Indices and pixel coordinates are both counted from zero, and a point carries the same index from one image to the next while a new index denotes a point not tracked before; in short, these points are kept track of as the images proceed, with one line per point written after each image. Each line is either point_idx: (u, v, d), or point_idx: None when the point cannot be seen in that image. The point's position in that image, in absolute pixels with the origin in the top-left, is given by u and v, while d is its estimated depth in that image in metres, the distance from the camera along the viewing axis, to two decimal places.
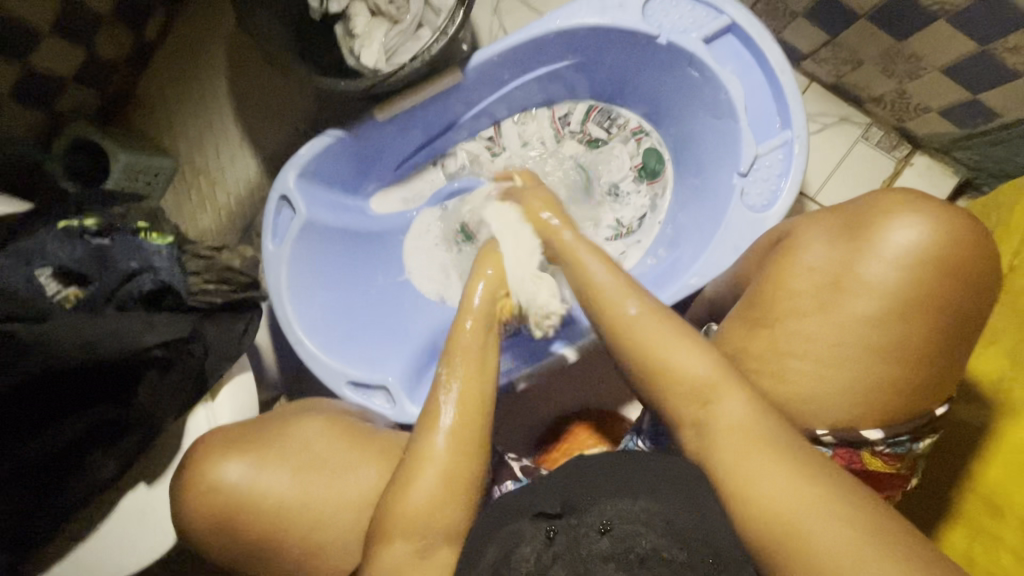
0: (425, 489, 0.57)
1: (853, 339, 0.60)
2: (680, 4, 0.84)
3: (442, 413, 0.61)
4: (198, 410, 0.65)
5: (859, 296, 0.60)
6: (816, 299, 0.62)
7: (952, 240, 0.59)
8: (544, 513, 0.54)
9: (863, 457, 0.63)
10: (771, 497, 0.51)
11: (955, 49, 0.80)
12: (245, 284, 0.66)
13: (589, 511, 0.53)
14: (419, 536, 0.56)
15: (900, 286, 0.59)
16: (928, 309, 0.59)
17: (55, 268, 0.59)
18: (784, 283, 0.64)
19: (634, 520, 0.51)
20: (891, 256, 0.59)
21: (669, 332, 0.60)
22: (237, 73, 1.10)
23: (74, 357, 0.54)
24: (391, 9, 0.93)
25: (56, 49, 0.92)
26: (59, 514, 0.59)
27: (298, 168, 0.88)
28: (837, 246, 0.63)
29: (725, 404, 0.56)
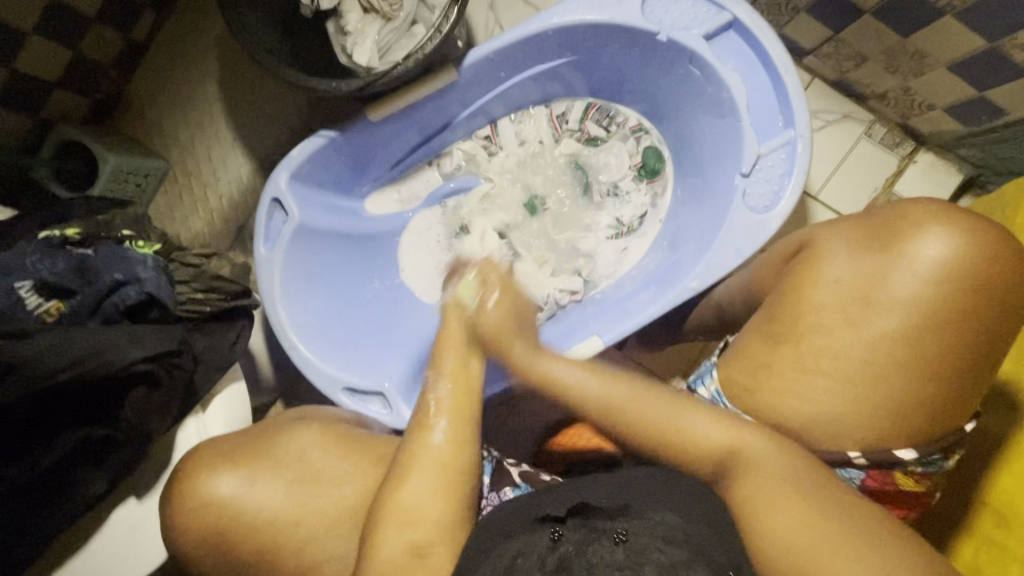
0: (421, 487, 0.56)
1: (880, 354, 0.59)
2: (681, 1, 0.82)
3: (442, 423, 0.59)
4: (188, 422, 0.64)
5: (887, 312, 0.59)
6: (843, 313, 0.61)
7: (979, 255, 0.58)
8: (550, 517, 0.55)
9: (897, 478, 0.61)
10: (778, 525, 0.51)
11: (962, 45, 0.78)
12: (235, 293, 0.65)
13: (603, 522, 0.53)
14: (418, 531, 0.55)
15: (929, 302, 0.58)
16: (956, 325, 0.58)
17: (35, 281, 0.56)
18: (808, 296, 0.63)
19: (652, 535, 0.50)
20: (921, 270, 0.59)
21: None
22: (227, 72, 1.07)
23: (59, 375, 0.51)
24: (384, 6, 0.91)
25: (40, 52, 0.90)
26: (42, 538, 0.57)
27: (290, 170, 0.86)
28: (863, 259, 0.62)
29: (745, 444, 0.55)
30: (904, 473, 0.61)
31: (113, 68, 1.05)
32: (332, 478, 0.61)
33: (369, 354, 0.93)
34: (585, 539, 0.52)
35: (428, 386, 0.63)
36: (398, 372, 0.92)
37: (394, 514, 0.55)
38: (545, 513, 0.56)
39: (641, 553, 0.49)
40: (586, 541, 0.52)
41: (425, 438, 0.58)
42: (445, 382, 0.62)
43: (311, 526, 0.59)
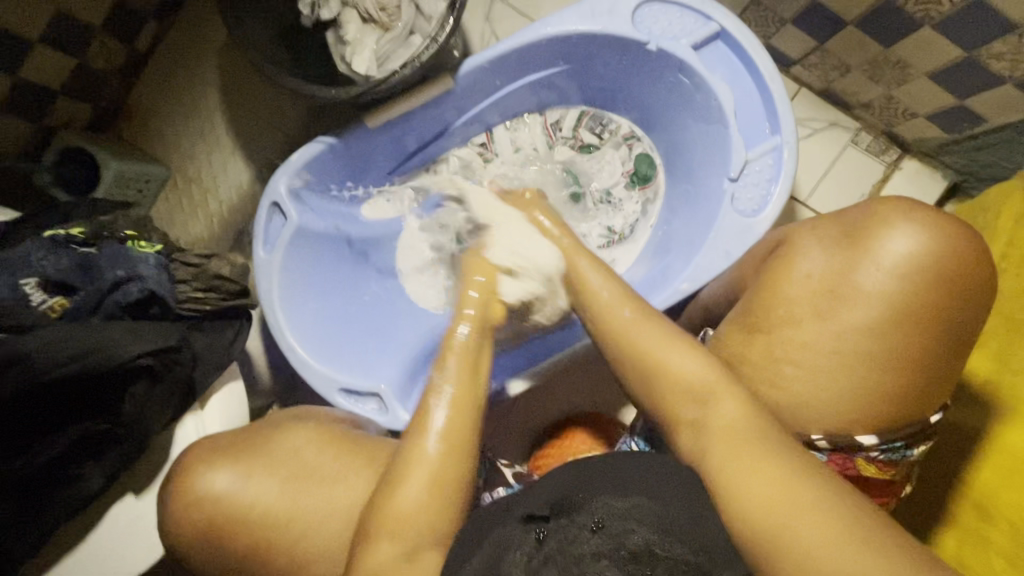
0: (414, 491, 0.56)
1: (847, 345, 0.61)
2: (669, 11, 0.85)
3: (433, 413, 0.62)
4: (186, 420, 0.64)
5: (856, 304, 0.61)
6: (813, 305, 0.63)
7: (943, 251, 0.60)
8: (533, 517, 0.55)
9: (858, 463, 0.63)
10: (749, 488, 0.51)
11: (941, 56, 0.81)
12: (234, 292, 0.66)
13: (580, 511, 0.53)
14: (411, 538, 0.55)
15: (896, 295, 0.60)
16: (923, 319, 0.60)
17: (40, 278, 0.58)
18: (781, 290, 0.65)
19: (628, 518, 0.52)
20: (886, 264, 0.60)
21: (656, 335, 0.62)
22: (229, 80, 1.10)
23: (60, 368, 0.52)
24: (382, 17, 0.93)
25: (44, 59, 0.92)
26: (42, 532, 0.57)
27: (290, 174, 0.88)
28: (835, 254, 0.64)
29: (721, 403, 0.57)
30: (865, 458, 0.62)
31: (117, 77, 1.07)
32: (328, 474, 0.61)
33: (357, 350, 0.95)
34: (565, 532, 0.52)
35: (423, 384, 0.64)
36: (392, 372, 0.94)
37: (388, 519, 0.55)
38: (531, 512, 0.55)
39: (619, 535, 0.51)
40: (569, 534, 0.52)
41: (420, 446, 0.59)
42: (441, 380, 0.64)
43: (304, 524, 0.59)
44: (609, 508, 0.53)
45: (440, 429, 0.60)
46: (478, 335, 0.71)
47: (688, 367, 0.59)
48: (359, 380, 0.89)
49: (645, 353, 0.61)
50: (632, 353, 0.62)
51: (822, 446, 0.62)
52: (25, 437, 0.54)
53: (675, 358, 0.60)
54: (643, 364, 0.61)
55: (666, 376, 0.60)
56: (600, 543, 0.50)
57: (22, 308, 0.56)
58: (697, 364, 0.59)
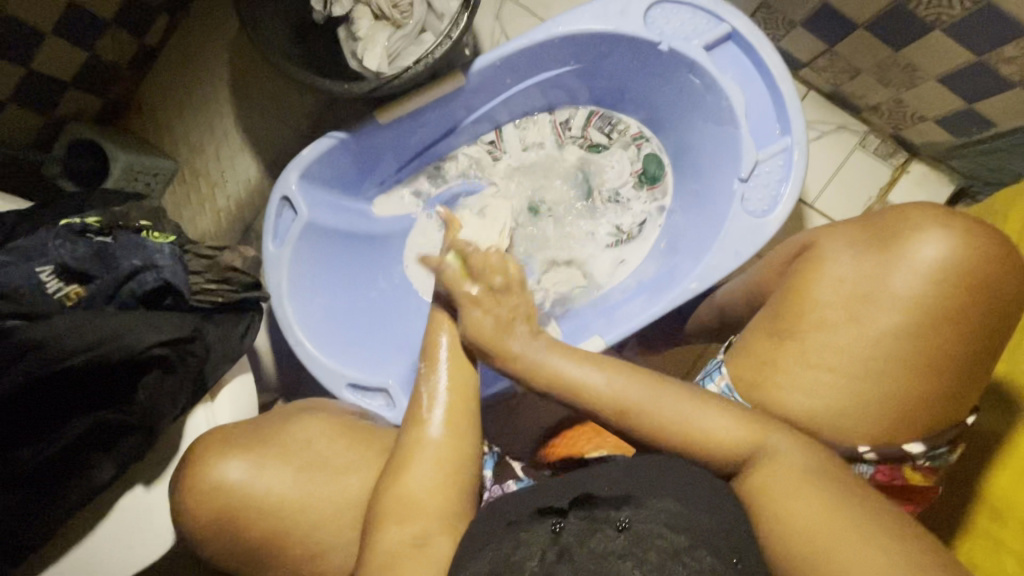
0: (420, 476, 0.58)
1: (881, 353, 0.60)
2: (681, 12, 0.85)
3: (429, 411, 0.62)
4: (197, 410, 0.64)
5: (886, 308, 0.60)
6: (845, 309, 0.62)
7: (976, 255, 0.59)
8: (550, 509, 0.54)
9: (905, 472, 0.62)
10: (802, 523, 0.51)
11: (951, 60, 0.81)
12: (247, 284, 0.66)
13: (611, 511, 0.52)
14: (420, 521, 0.56)
15: (930, 300, 0.59)
16: (957, 323, 0.59)
17: (56, 266, 0.57)
18: (811, 294, 0.64)
19: (656, 522, 0.51)
20: (920, 268, 0.60)
21: (687, 401, 0.59)
22: (238, 76, 1.10)
23: (76, 356, 0.53)
24: (394, 14, 0.94)
25: (55, 51, 0.92)
26: (51, 522, 0.57)
27: (300, 169, 0.88)
28: (865, 257, 0.63)
29: (770, 455, 0.56)
30: (910, 467, 0.62)
31: (127, 70, 1.07)
32: (340, 465, 0.62)
33: (368, 347, 0.95)
34: (587, 527, 0.52)
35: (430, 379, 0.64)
36: (399, 368, 0.94)
37: (397, 504, 0.57)
38: (542, 506, 0.55)
39: (646, 538, 0.49)
40: (588, 529, 0.51)
41: (422, 432, 0.60)
42: (451, 377, 0.64)
43: (317, 511, 0.60)
44: (643, 512, 0.52)
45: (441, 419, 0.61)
46: None
47: (716, 426, 0.57)
48: (367, 375, 0.89)
49: (663, 422, 0.58)
50: (643, 422, 0.59)
51: (869, 457, 0.61)
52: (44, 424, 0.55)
53: (701, 415, 0.58)
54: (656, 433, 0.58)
55: (694, 437, 0.58)
56: (622, 543, 0.49)
57: (37, 296, 0.55)
58: (722, 420, 0.57)
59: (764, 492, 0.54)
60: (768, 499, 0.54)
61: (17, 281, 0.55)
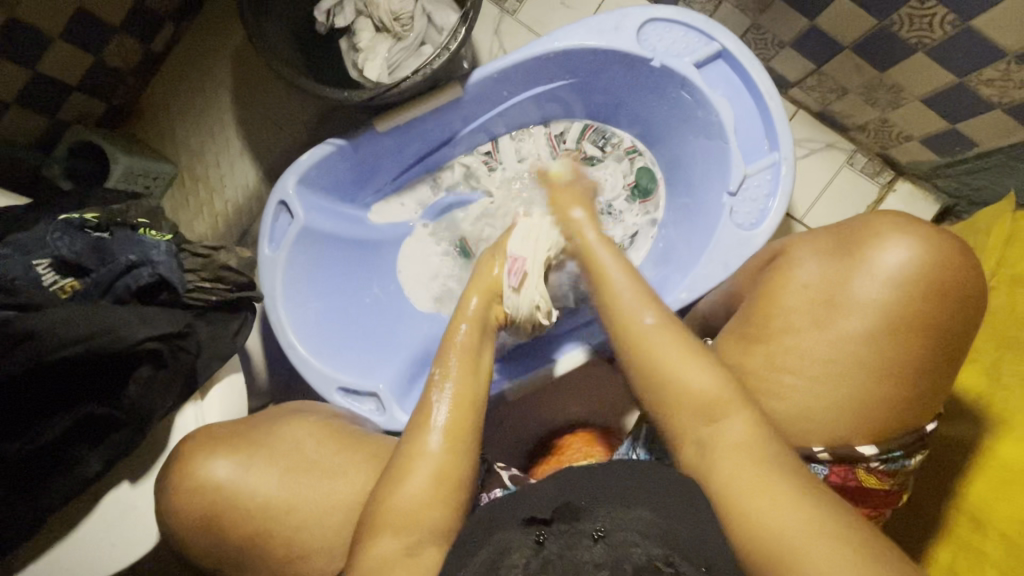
0: (418, 485, 0.58)
1: (845, 355, 0.61)
2: (673, 30, 0.88)
3: (435, 411, 0.63)
4: (186, 408, 0.65)
5: (853, 314, 0.61)
6: (812, 314, 0.64)
7: (939, 262, 0.60)
8: (535, 520, 0.54)
9: (858, 474, 0.63)
10: (760, 515, 0.51)
11: (934, 81, 0.84)
12: (241, 284, 0.67)
13: (586, 518, 0.53)
14: (414, 531, 0.56)
15: (892, 305, 0.60)
16: (920, 329, 0.60)
17: (53, 259, 0.58)
18: (779, 300, 0.66)
19: (632, 530, 0.51)
20: (882, 274, 0.61)
21: (676, 351, 0.61)
22: (241, 83, 1.12)
23: (69, 349, 0.53)
24: (396, 26, 0.96)
25: (62, 54, 0.93)
26: (34, 518, 0.57)
27: (298, 174, 0.90)
28: (831, 264, 0.65)
29: (730, 419, 0.57)
30: (864, 470, 0.62)
31: (132, 76, 1.09)
32: (327, 466, 0.62)
33: (357, 351, 0.95)
34: (564, 539, 0.51)
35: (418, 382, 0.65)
36: (391, 374, 0.94)
37: (390, 515, 0.56)
38: (531, 515, 0.55)
39: (624, 548, 0.49)
40: (569, 539, 0.51)
41: (424, 443, 0.60)
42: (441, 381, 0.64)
43: (304, 513, 0.60)
44: (611, 517, 0.52)
45: (443, 425, 0.62)
46: (478, 337, 0.72)
47: (695, 383, 0.59)
48: (357, 380, 0.89)
49: (652, 363, 0.61)
50: (637, 356, 0.63)
51: (823, 456, 0.62)
52: (31, 416, 0.55)
53: (684, 369, 0.60)
54: (644, 373, 0.62)
55: (673, 391, 0.60)
56: (601, 552, 0.49)
57: (34, 288, 0.57)
58: (699, 375, 0.59)
59: (722, 476, 0.54)
60: (729, 485, 0.53)
61: (16, 274, 0.56)
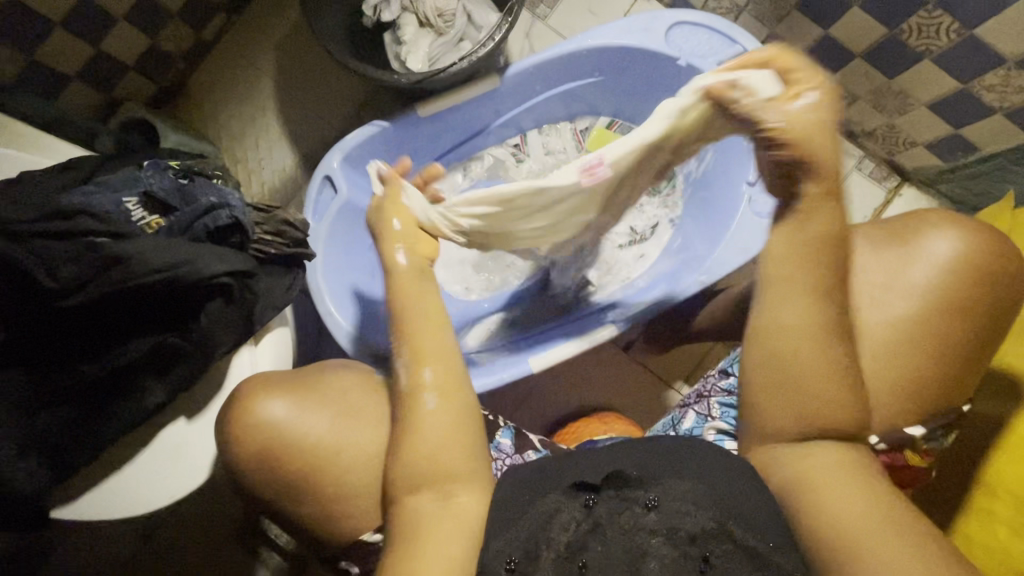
0: (427, 439, 0.60)
1: (902, 337, 0.66)
2: (699, 33, 0.95)
3: (426, 366, 0.62)
4: (242, 352, 0.70)
5: (904, 297, 0.67)
6: (867, 296, 0.68)
7: (980, 252, 0.66)
8: (584, 484, 0.60)
9: (905, 454, 0.67)
10: (840, 511, 0.55)
11: (939, 87, 0.90)
12: (297, 240, 0.71)
13: (636, 488, 0.59)
14: (438, 477, 0.59)
15: (945, 291, 0.66)
16: (963, 311, 0.66)
17: (141, 196, 0.62)
18: (841, 284, 0.70)
19: (680, 501, 0.57)
20: (936, 262, 0.67)
21: (818, 358, 0.58)
22: (285, 74, 1.18)
23: (154, 277, 0.56)
24: (438, 22, 1.03)
25: (124, 35, 1.00)
26: (101, 439, 0.61)
27: (343, 152, 0.95)
28: (886, 253, 0.70)
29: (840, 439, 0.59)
30: (911, 450, 0.67)
31: (182, 61, 1.15)
32: (370, 413, 0.67)
33: (388, 325, 0.99)
34: (614, 506, 0.58)
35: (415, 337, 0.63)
36: None
37: (411, 472, 0.59)
38: (578, 480, 0.61)
39: (673, 517, 0.56)
40: (619, 505, 0.58)
41: (418, 405, 0.61)
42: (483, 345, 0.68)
43: (350, 454, 0.65)
44: (668, 492, 0.58)
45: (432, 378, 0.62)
46: None
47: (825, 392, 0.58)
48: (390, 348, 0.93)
49: (788, 361, 0.58)
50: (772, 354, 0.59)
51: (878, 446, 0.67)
52: (106, 341, 0.58)
53: (822, 380, 0.58)
54: (778, 371, 0.59)
55: (806, 399, 0.58)
56: (655, 519, 0.56)
57: (123, 219, 0.59)
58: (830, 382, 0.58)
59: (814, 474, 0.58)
60: (818, 483, 0.57)
61: (106, 206, 0.59)
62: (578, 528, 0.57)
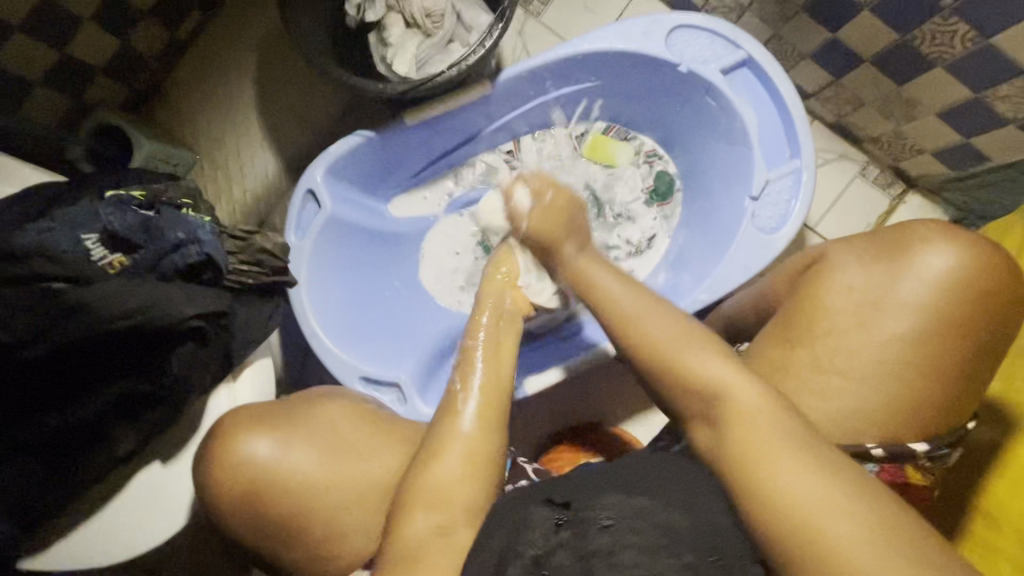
0: (449, 467, 0.58)
1: (891, 357, 0.60)
2: (700, 37, 0.90)
3: (461, 399, 0.63)
4: (220, 390, 0.68)
5: (895, 316, 0.61)
6: (857, 317, 0.62)
7: (978, 265, 0.61)
8: (552, 501, 0.55)
9: (907, 472, 0.61)
10: (790, 486, 0.48)
11: (951, 95, 0.86)
12: (278, 268, 0.68)
13: (592, 505, 0.54)
14: (446, 510, 0.57)
15: (940, 307, 0.60)
16: (961, 330, 0.60)
17: (100, 233, 0.58)
18: (823, 302, 0.65)
19: (630, 517, 0.52)
20: (927, 277, 0.61)
21: (705, 344, 0.57)
22: (263, 72, 1.11)
23: (120, 322, 0.56)
24: (426, 22, 0.97)
25: (92, 38, 0.93)
26: (73, 488, 0.60)
27: (326, 164, 0.91)
28: (872, 268, 0.64)
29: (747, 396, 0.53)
30: (911, 465, 0.61)
31: (156, 62, 1.08)
32: (361, 446, 0.66)
33: (379, 342, 0.96)
34: (579, 525, 0.53)
35: (466, 371, 0.67)
36: (412, 367, 0.95)
37: (421, 494, 0.57)
38: (551, 496, 0.56)
39: (627, 536, 0.51)
40: (581, 526, 0.52)
41: (454, 425, 0.61)
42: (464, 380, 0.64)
43: (341, 491, 0.64)
44: (620, 508, 0.53)
45: (472, 410, 0.62)
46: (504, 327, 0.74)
47: (746, 399, 0.53)
48: (380, 370, 0.90)
49: (669, 357, 0.56)
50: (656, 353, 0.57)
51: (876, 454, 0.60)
52: (76, 388, 0.58)
53: (713, 366, 0.55)
54: (671, 367, 0.56)
55: (705, 389, 0.55)
56: (608, 540, 0.51)
57: (82, 260, 0.56)
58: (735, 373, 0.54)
59: (748, 452, 0.50)
60: (744, 451, 0.51)
61: (63, 246, 0.56)
62: (546, 546, 0.52)
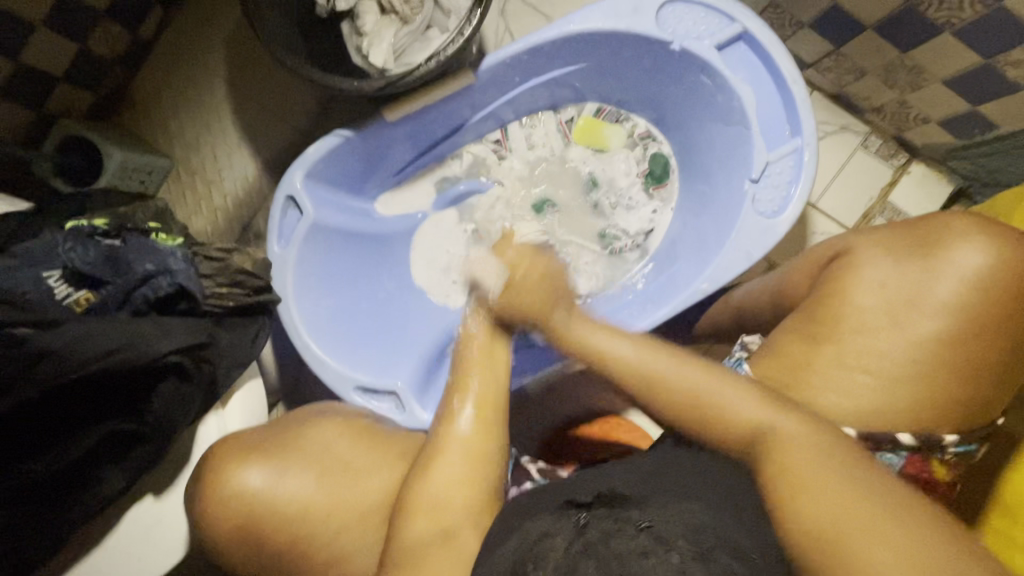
0: (449, 474, 0.57)
1: (917, 358, 0.58)
2: (693, 12, 0.85)
3: (460, 412, 0.61)
4: (209, 419, 0.67)
5: (920, 314, 0.59)
6: (888, 314, 0.60)
7: (1011, 262, 0.57)
8: (573, 503, 0.53)
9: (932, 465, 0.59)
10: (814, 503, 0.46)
11: (959, 62, 0.82)
12: (259, 288, 0.67)
13: (630, 510, 0.51)
14: (445, 515, 0.56)
15: (967, 306, 0.57)
16: (990, 330, 0.58)
17: (64, 269, 0.59)
18: (845, 299, 0.62)
19: (674, 523, 0.48)
20: (958, 277, 0.58)
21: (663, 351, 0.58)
22: (232, 67, 1.05)
23: (90, 363, 0.55)
24: (403, 8, 0.91)
25: (48, 44, 0.87)
26: (64, 534, 0.60)
27: (305, 167, 0.86)
28: (899, 264, 0.61)
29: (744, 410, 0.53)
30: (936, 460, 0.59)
31: (120, 65, 1.02)
32: (359, 467, 0.65)
33: (371, 347, 0.94)
34: (609, 525, 0.49)
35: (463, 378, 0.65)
36: (409, 372, 0.94)
37: (423, 505, 0.56)
38: (571, 499, 0.54)
39: (664, 541, 0.46)
40: (613, 524, 0.49)
41: (456, 435, 0.59)
42: (477, 400, 0.62)
43: (341, 515, 0.62)
44: (665, 514, 0.49)
45: (475, 417, 0.61)
46: None
47: (748, 410, 0.53)
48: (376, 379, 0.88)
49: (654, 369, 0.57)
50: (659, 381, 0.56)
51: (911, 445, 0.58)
52: (56, 433, 0.57)
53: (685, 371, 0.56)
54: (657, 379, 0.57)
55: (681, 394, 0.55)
56: (647, 541, 0.46)
57: (46, 299, 0.56)
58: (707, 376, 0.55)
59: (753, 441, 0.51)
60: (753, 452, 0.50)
61: (24, 285, 0.56)
62: (568, 549, 0.47)
